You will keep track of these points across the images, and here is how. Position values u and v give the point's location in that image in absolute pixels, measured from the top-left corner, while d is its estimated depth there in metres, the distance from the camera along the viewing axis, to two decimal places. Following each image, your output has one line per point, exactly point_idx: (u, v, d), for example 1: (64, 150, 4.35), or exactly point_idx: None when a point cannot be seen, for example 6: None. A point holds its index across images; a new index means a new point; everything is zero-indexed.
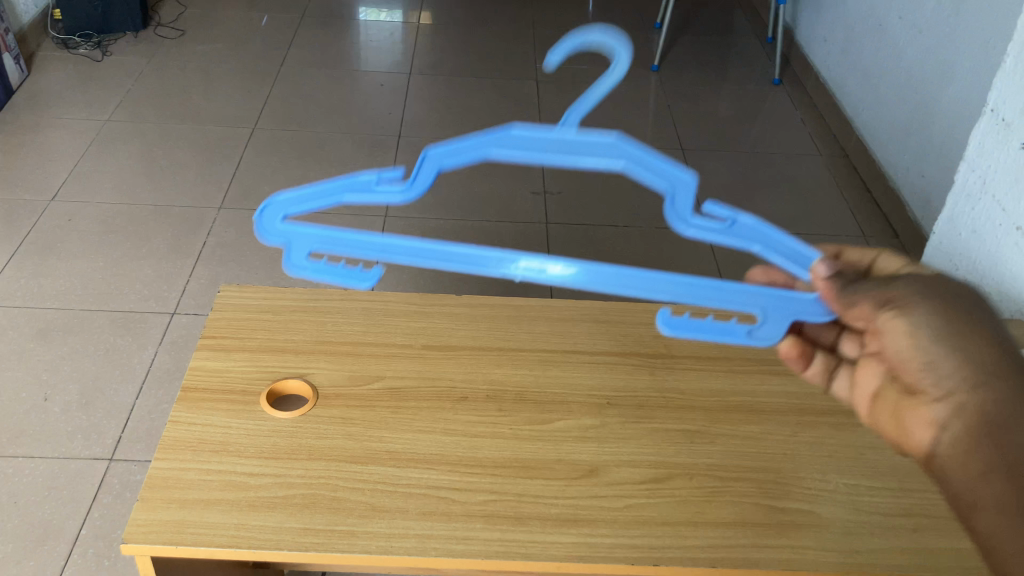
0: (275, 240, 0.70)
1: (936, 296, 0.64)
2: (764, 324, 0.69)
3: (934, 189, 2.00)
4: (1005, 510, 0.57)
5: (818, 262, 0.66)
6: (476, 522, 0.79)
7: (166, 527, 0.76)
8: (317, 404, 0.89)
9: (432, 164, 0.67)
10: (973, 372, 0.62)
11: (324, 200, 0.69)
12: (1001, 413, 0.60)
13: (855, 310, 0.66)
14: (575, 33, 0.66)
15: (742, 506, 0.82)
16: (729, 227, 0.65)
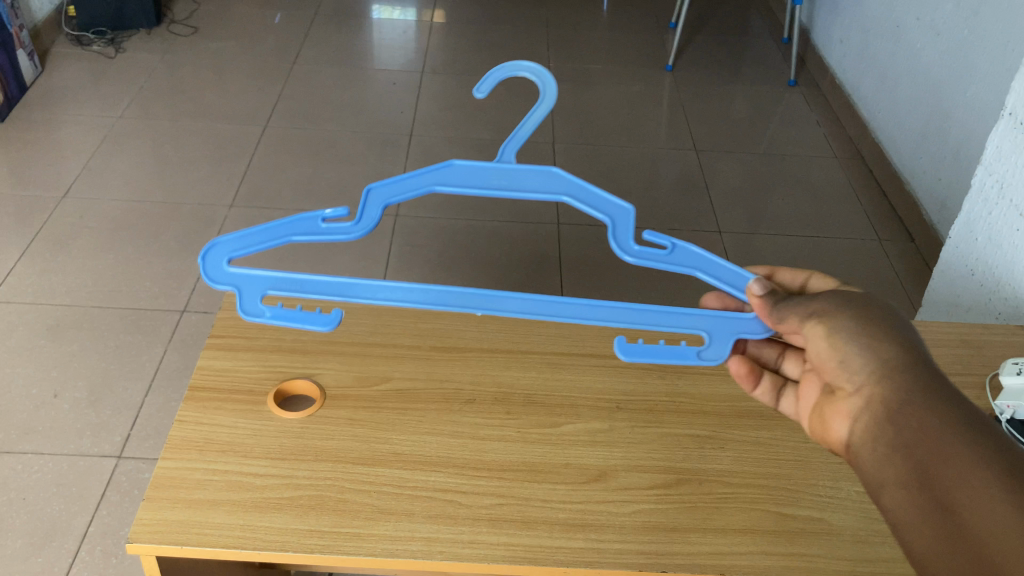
0: (224, 286, 0.73)
1: (854, 303, 0.67)
2: (710, 345, 0.74)
3: (950, 193, 1.98)
4: (905, 486, 0.58)
5: (754, 282, 0.72)
6: (483, 527, 0.78)
7: (171, 527, 0.76)
8: (325, 404, 0.89)
9: (376, 199, 0.71)
10: (879, 363, 0.64)
11: (264, 243, 0.73)
12: (899, 394, 0.61)
13: (787, 324, 0.70)
14: (498, 71, 0.76)
15: (751, 513, 0.81)
16: (670, 254, 0.71)
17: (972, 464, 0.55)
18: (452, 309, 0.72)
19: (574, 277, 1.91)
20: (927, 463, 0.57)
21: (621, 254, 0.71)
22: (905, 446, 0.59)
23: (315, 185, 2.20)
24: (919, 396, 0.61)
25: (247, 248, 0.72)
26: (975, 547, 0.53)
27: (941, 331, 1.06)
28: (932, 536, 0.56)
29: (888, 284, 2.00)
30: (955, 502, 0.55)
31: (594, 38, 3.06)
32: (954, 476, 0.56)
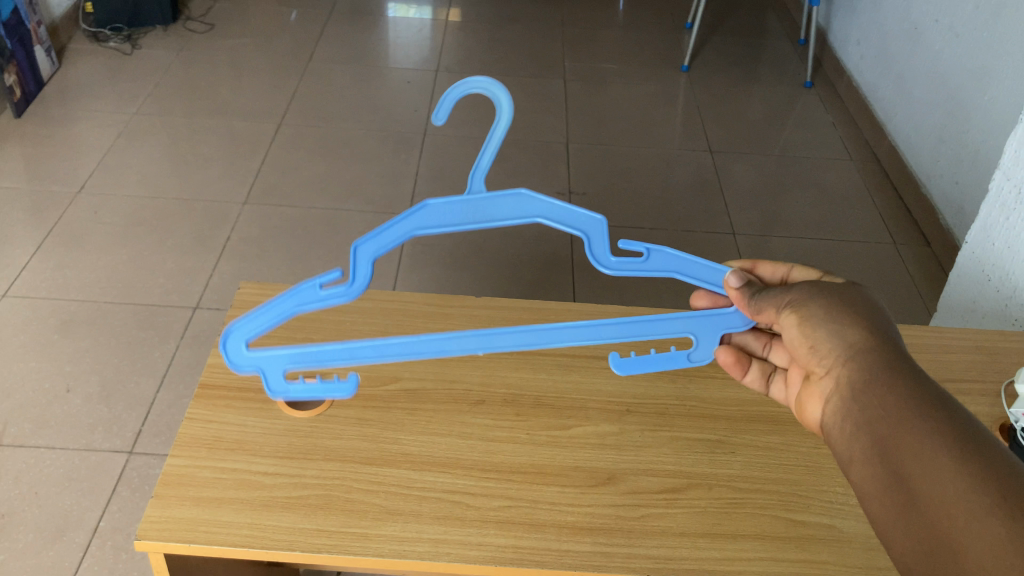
0: (247, 368, 0.77)
1: (824, 291, 0.73)
2: (698, 346, 0.83)
3: (967, 197, 1.96)
4: (868, 460, 0.63)
5: (731, 275, 0.78)
6: (491, 529, 0.78)
7: (179, 524, 0.76)
8: (334, 404, 0.89)
9: (364, 257, 0.71)
10: (846, 348, 0.69)
11: (271, 321, 0.74)
12: (863, 376, 0.67)
13: (764, 314, 0.76)
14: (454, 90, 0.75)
15: (760, 519, 0.81)
16: (646, 260, 0.75)
17: (923, 437, 0.60)
18: (455, 353, 0.77)
19: (586, 278, 1.91)
20: (885, 438, 0.62)
21: (600, 267, 0.74)
22: (867, 424, 0.65)
23: (329, 183, 2.20)
24: (880, 377, 0.66)
25: (257, 331, 0.75)
26: (923, 512, 0.58)
27: (955, 336, 1.05)
28: (889, 505, 0.60)
29: (903, 289, 1.98)
30: (908, 473, 0.60)
31: (610, 38, 3.05)
32: (908, 449, 0.60)
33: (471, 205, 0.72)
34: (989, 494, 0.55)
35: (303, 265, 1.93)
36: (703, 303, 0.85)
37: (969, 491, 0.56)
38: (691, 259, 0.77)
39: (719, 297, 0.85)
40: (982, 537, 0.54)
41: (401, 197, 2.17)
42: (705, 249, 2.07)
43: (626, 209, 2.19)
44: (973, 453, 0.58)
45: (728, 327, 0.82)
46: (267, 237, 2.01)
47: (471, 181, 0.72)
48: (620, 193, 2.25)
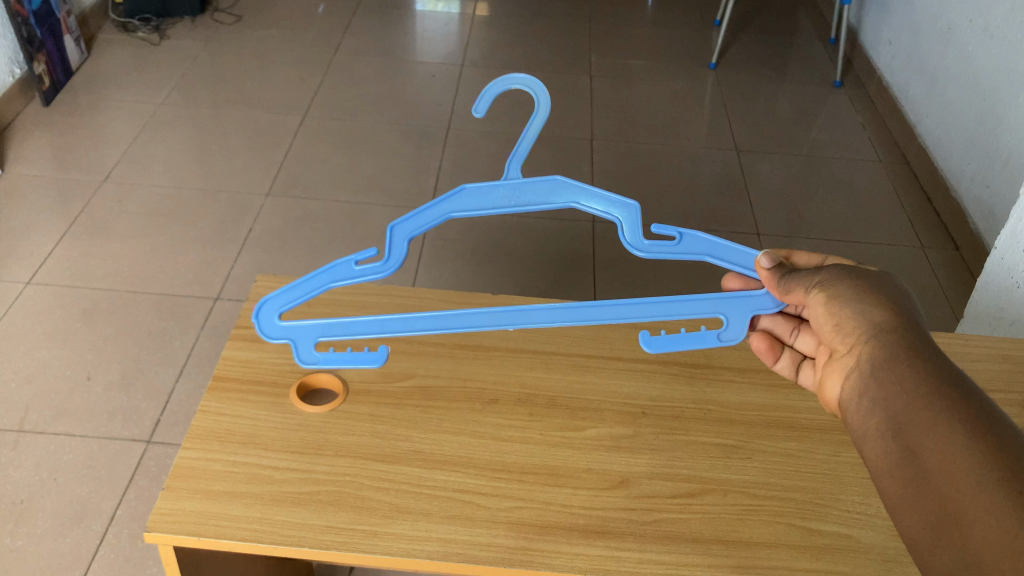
0: (279, 338, 0.83)
1: (853, 273, 0.75)
2: (728, 327, 0.82)
3: (997, 201, 1.93)
4: (884, 436, 0.65)
5: (761, 256, 0.80)
6: (500, 530, 0.77)
7: (189, 518, 0.76)
8: (347, 400, 0.88)
9: (399, 238, 0.82)
10: (868, 327, 0.71)
11: (305, 294, 0.82)
12: (884, 354, 0.68)
13: (792, 295, 0.78)
14: (495, 84, 0.86)
15: (776, 526, 0.79)
16: (678, 242, 0.81)
17: (937, 414, 0.61)
18: (486, 328, 0.82)
19: (607, 276, 1.89)
20: (901, 414, 0.64)
21: (633, 251, 0.82)
22: (884, 401, 0.66)
23: (352, 176, 2.20)
24: (900, 356, 0.67)
25: (291, 301, 0.82)
26: (933, 485, 0.59)
27: (982, 344, 1.03)
28: (900, 479, 0.62)
29: (930, 293, 1.95)
30: (920, 448, 0.61)
31: (637, 34, 3.03)
32: (922, 425, 0.62)
33: (506, 191, 0.83)
34: (996, 468, 0.56)
35: (324, 257, 1.93)
36: (734, 285, 0.87)
37: (977, 464, 0.57)
38: (720, 241, 0.81)
39: (750, 280, 0.86)
40: (987, 509, 0.54)
41: (423, 191, 2.16)
42: None
43: (649, 207, 2.18)
44: (986, 430, 0.59)
45: (758, 309, 0.82)
46: (289, 229, 2.01)
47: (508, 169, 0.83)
48: (644, 192, 2.23)
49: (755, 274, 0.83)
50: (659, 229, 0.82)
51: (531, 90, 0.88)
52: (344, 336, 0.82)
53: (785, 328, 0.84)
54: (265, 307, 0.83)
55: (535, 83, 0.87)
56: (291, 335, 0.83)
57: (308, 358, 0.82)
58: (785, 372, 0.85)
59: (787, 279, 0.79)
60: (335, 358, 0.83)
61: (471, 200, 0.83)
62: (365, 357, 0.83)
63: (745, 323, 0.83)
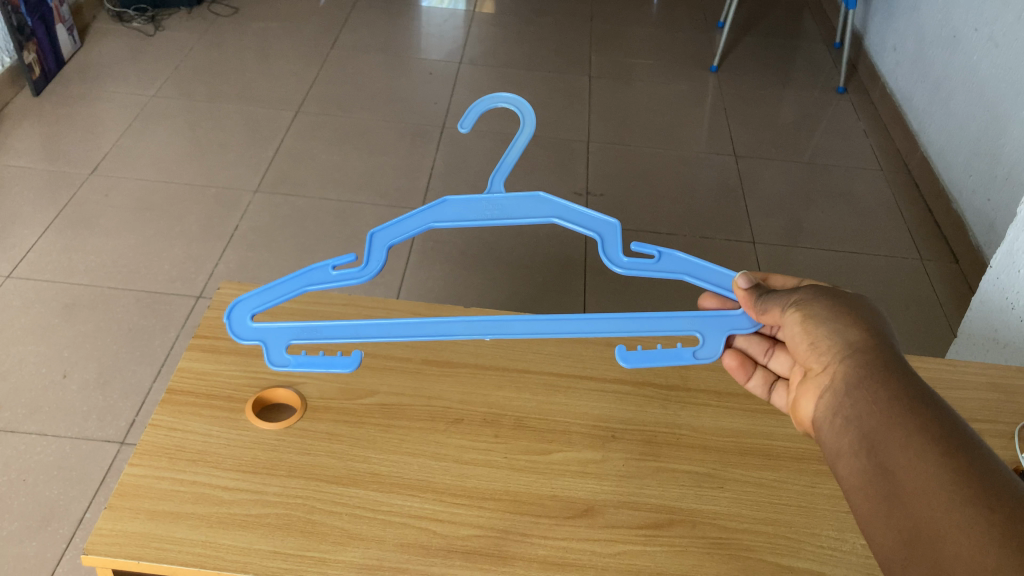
0: (252, 339, 0.78)
1: (831, 293, 0.71)
2: (704, 344, 0.78)
3: (999, 214, 1.89)
4: (857, 454, 0.61)
5: (739, 275, 0.75)
6: (455, 560, 0.73)
7: (131, 540, 0.73)
8: (304, 416, 0.85)
9: (380, 245, 0.78)
10: (844, 346, 0.67)
11: (284, 295, 0.78)
12: (858, 372, 0.65)
13: (769, 314, 0.73)
14: (483, 102, 0.84)
15: (745, 560, 0.76)
16: (657, 261, 0.78)
17: (910, 431, 0.58)
18: (460, 337, 0.78)
19: (598, 282, 1.85)
20: (874, 432, 0.61)
21: (611, 265, 0.78)
22: (858, 419, 0.63)
23: (343, 173, 2.17)
24: (875, 373, 0.64)
25: (268, 302, 0.78)
26: (904, 505, 0.56)
27: (970, 371, 0.99)
28: (874, 500, 0.58)
29: (928, 307, 1.91)
30: (893, 466, 0.58)
31: (639, 35, 2.98)
32: (894, 443, 0.59)
33: (490, 203, 0.79)
34: (968, 486, 0.53)
35: (310, 256, 1.90)
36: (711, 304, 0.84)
37: (949, 482, 0.54)
38: (701, 261, 0.78)
39: (728, 300, 0.83)
40: (960, 529, 0.52)
41: (415, 191, 2.13)
42: (722, 256, 2.01)
43: (643, 212, 2.14)
44: (958, 447, 0.56)
45: (734, 329, 0.78)
46: (276, 227, 1.98)
47: (491, 183, 0.81)
48: (640, 197, 2.19)
49: (732, 294, 0.79)
50: (639, 248, 0.78)
51: (516, 109, 0.84)
52: (318, 339, 0.78)
53: (760, 347, 0.81)
54: (238, 307, 0.78)
55: (521, 103, 0.84)
56: (263, 336, 0.78)
57: (279, 361, 0.76)
58: (758, 393, 0.82)
59: (764, 299, 0.74)
60: (307, 360, 0.78)
61: (452, 210, 0.79)
62: (338, 361, 0.77)
63: (721, 342, 0.78)
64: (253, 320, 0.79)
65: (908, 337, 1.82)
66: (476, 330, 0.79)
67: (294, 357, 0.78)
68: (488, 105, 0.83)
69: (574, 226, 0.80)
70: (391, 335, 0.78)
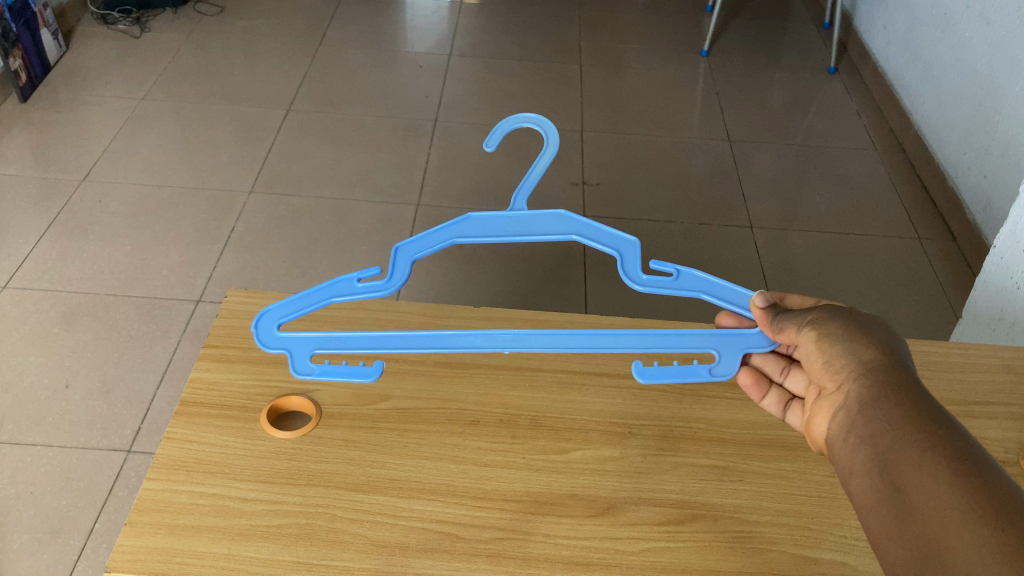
0: (276, 349, 0.81)
1: (847, 313, 0.72)
2: (720, 361, 0.81)
3: (995, 191, 1.89)
4: (870, 472, 0.61)
5: (755, 296, 0.79)
6: (479, 563, 0.73)
7: (153, 555, 0.72)
8: (320, 423, 0.84)
9: (405, 257, 0.82)
10: (858, 365, 0.68)
11: (306, 307, 0.81)
12: (872, 392, 0.65)
13: (785, 333, 0.75)
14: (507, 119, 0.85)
15: (769, 553, 0.76)
16: (676, 280, 0.81)
17: (924, 450, 0.58)
18: (483, 350, 0.80)
19: (598, 273, 1.85)
20: (887, 450, 0.60)
21: (631, 283, 0.81)
22: (872, 437, 0.62)
23: (336, 171, 2.16)
24: (889, 393, 0.64)
25: (291, 312, 0.81)
26: (917, 523, 0.55)
27: (981, 354, 0.99)
28: (886, 517, 0.58)
29: (927, 287, 1.91)
30: (906, 484, 0.57)
31: (628, 21, 2.97)
32: (908, 461, 0.58)
33: (513, 220, 0.84)
34: (982, 504, 0.53)
35: (308, 257, 1.89)
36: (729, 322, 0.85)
37: (962, 501, 0.54)
38: (718, 279, 0.81)
39: (745, 318, 0.84)
40: (972, 546, 0.51)
41: (411, 187, 2.11)
42: (720, 241, 2.01)
43: (640, 200, 2.13)
44: (971, 467, 0.56)
45: (750, 348, 0.81)
46: (271, 228, 1.97)
47: (515, 201, 0.85)
48: (637, 184, 2.19)
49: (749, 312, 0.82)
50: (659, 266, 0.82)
51: (540, 129, 0.85)
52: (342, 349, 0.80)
53: (776, 365, 0.81)
54: (265, 317, 0.81)
55: (545, 122, 0.85)
56: (288, 346, 0.81)
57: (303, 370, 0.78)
58: (773, 413, 0.82)
59: (780, 319, 0.77)
60: (330, 370, 0.81)
61: (476, 226, 0.84)
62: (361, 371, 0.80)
63: (737, 360, 0.81)
64: (279, 330, 0.82)
65: (910, 318, 1.83)
66: (497, 341, 0.81)
67: (319, 366, 0.81)
68: (514, 124, 0.84)
69: (596, 244, 0.83)
70: (416, 348, 0.80)
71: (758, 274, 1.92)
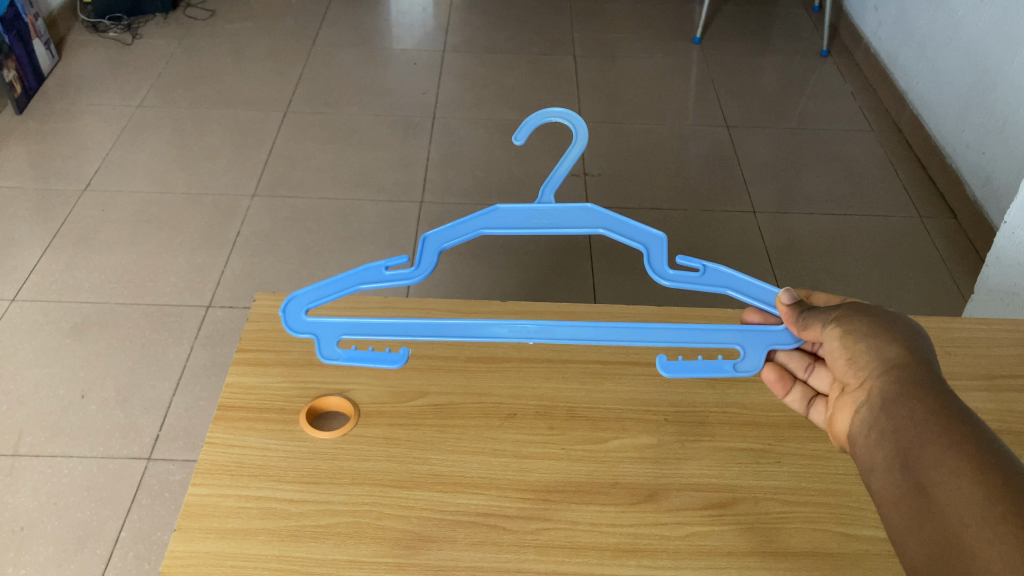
0: (304, 334, 0.79)
1: (871, 310, 0.70)
2: (745, 357, 0.78)
3: (995, 166, 1.90)
4: (891, 468, 0.61)
5: (781, 291, 0.77)
6: (529, 554, 0.74)
7: (204, 559, 0.73)
8: (359, 422, 0.85)
9: (432, 246, 0.82)
10: (882, 362, 0.67)
11: (337, 293, 0.80)
12: (896, 389, 0.64)
13: (810, 331, 0.74)
14: (538, 115, 0.86)
15: (811, 533, 0.77)
16: (701, 275, 0.81)
17: (946, 448, 0.58)
18: (505, 338, 0.79)
19: (605, 263, 1.86)
20: (909, 447, 0.60)
21: (658, 278, 0.81)
22: (894, 434, 0.62)
23: (338, 171, 2.16)
24: (912, 390, 0.63)
25: (322, 298, 0.80)
26: (937, 520, 0.55)
27: (1003, 328, 1.00)
28: (906, 512, 0.58)
29: (931, 265, 1.93)
30: (928, 481, 0.57)
31: (618, 10, 2.98)
32: (929, 458, 0.58)
33: (540, 212, 0.84)
34: (1001, 502, 0.53)
35: (315, 258, 1.89)
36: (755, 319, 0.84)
37: (981, 498, 0.54)
38: (745, 275, 0.81)
39: (771, 315, 0.83)
40: (991, 544, 0.51)
41: (413, 184, 2.12)
42: (723, 226, 2.03)
43: (641, 188, 2.14)
44: (993, 465, 0.55)
45: (775, 345, 0.79)
46: (277, 230, 1.97)
47: (542, 194, 0.85)
48: (638, 172, 2.20)
49: (774, 310, 0.80)
50: (684, 261, 0.81)
51: (570, 124, 0.86)
52: (368, 334, 0.78)
53: (801, 362, 0.80)
54: (294, 300, 0.80)
55: (575, 117, 0.86)
56: (317, 329, 0.79)
57: (331, 352, 0.76)
58: (796, 409, 0.82)
59: (805, 316, 0.75)
60: (357, 354, 0.78)
61: (505, 218, 0.84)
62: (388, 356, 0.78)
63: (762, 356, 0.78)
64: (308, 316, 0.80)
65: (917, 297, 1.84)
66: (520, 332, 0.79)
67: (345, 351, 0.78)
68: (543, 118, 0.85)
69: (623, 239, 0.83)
70: (440, 335, 0.78)
71: (764, 259, 1.93)
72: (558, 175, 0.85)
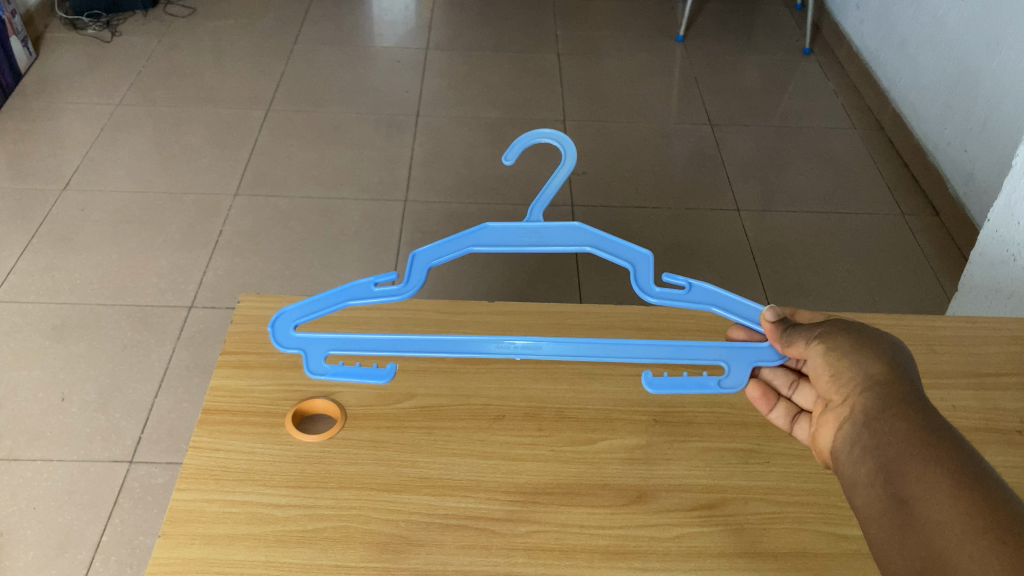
0: (292, 349, 0.78)
1: (855, 326, 0.70)
2: (729, 374, 0.78)
3: (976, 165, 1.91)
4: (873, 483, 0.60)
5: (766, 309, 0.76)
6: (518, 557, 0.73)
7: (189, 566, 0.72)
8: (346, 425, 0.84)
9: (420, 263, 0.81)
10: (864, 377, 0.66)
11: (326, 309, 0.80)
12: (878, 403, 0.63)
13: (794, 347, 0.72)
14: (529, 134, 0.85)
15: (801, 534, 0.77)
16: (688, 293, 0.80)
17: (928, 463, 0.57)
18: (492, 354, 0.78)
19: (590, 262, 1.85)
20: (891, 462, 0.59)
21: (644, 297, 0.80)
22: (876, 449, 0.61)
23: (321, 170, 2.14)
24: (895, 405, 0.62)
25: (310, 313, 0.79)
26: (920, 535, 0.54)
27: (988, 327, 1.01)
28: (887, 527, 0.57)
29: (913, 262, 1.94)
30: (910, 496, 0.56)
31: (601, 8, 2.98)
32: (911, 474, 0.57)
33: (529, 230, 0.83)
34: (985, 519, 0.52)
35: (297, 258, 1.88)
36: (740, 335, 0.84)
37: (965, 515, 0.53)
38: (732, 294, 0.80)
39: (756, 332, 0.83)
40: (974, 561, 0.51)
41: (397, 182, 2.11)
42: (706, 224, 2.03)
43: (626, 187, 2.14)
44: (974, 480, 0.55)
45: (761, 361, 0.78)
46: (260, 230, 1.95)
47: (530, 211, 0.84)
48: (622, 170, 2.20)
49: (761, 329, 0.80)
50: (671, 279, 0.80)
51: (559, 145, 0.85)
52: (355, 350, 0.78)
53: (785, 379, 0.79)
54: (282, 316, 0.79)
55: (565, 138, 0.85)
56: (305, 345, 0.78)
57: (320, 368, 0.75)
58: (778, 427, 0.80)
59: (789, 333, 0.74)
60: (345, 370, 0.77)
61: (492, 235, 0.83)
62: (375, 371, 0.77)
63: (747, 372, 0.78)
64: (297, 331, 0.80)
65: (900, 295, 1.85)
66: (508, 349, 0.78)
67: (332, 367, 0.77)
68: (532, 138, 0.84)
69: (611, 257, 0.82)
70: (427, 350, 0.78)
71: (748, 258, 1.93)
72: (547, 195, 0.85)
